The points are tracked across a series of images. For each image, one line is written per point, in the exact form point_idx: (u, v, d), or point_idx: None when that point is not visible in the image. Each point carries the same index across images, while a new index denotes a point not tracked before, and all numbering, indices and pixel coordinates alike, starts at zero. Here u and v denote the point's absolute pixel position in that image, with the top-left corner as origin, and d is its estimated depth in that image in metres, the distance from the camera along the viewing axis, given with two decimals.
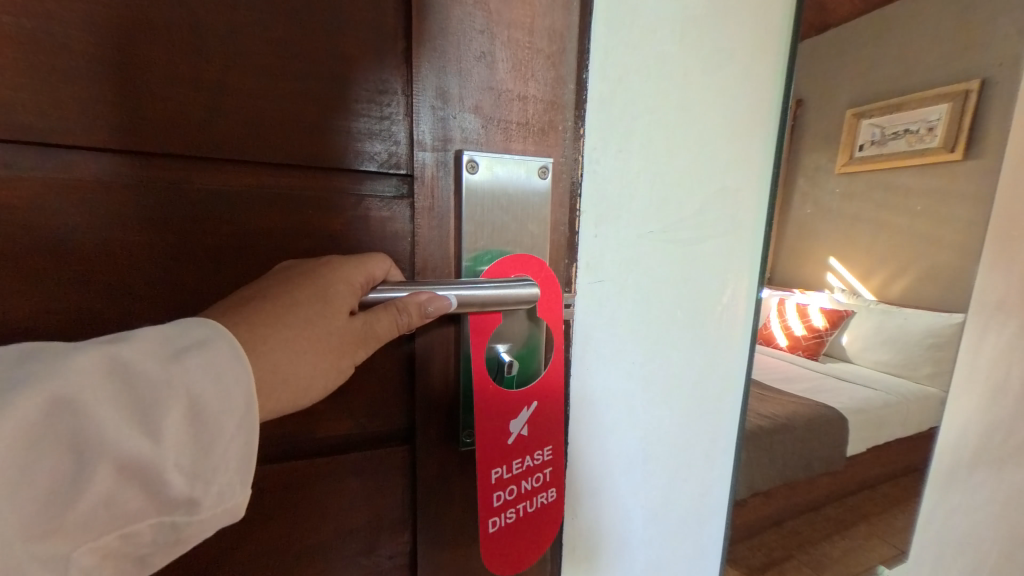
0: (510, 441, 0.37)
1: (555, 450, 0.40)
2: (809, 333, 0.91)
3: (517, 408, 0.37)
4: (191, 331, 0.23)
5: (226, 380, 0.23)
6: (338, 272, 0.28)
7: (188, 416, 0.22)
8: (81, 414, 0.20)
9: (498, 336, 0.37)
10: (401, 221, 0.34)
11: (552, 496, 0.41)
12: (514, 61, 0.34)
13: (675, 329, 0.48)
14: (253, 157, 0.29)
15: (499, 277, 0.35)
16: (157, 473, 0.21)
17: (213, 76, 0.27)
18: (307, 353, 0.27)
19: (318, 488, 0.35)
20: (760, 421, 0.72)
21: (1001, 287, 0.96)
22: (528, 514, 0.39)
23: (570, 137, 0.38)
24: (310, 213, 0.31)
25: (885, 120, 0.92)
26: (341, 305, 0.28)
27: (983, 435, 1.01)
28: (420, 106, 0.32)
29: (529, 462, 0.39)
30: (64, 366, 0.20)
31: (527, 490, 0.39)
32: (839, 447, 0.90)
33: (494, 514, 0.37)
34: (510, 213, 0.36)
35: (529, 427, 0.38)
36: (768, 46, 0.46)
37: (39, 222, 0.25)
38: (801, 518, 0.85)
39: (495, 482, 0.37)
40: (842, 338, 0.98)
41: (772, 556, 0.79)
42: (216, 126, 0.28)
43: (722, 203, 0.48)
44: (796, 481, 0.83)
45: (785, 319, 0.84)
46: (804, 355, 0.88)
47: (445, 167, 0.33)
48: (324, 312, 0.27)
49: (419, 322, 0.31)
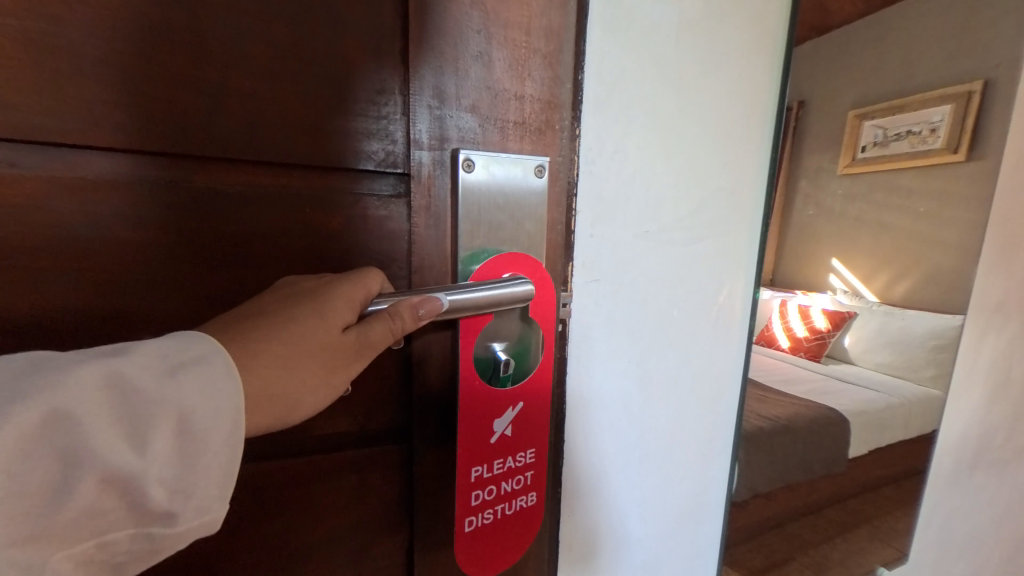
0: (492, 442, 0.38)
1: (538, 453, 0.41)
2: (810, 334, 0.91)
3: (501, 409, 0.38)
4: (190, 346, 0.24)
5: (218, 396, 0.23)
6: (337, 290, 0.29)
7: (177, 431, 0.23)
8: (73, 426, 0.20)
9: (494, 335, 0.38)
10: (398, 220, 0.34)
11: (533, 499, 0.42)
12: (510, 60, 0.35)
13: (671, 329, 0.49)
14: (251, 156, 0.29)
15: (491, 278, 0.36)
16: (141, 485, 0.21)
17: (213, 75, 0.28)
18: (300, 365, 0.27)
19: (314, 487, 0.35)
20: (760, 422, 0.71)
21: (999, 288, 0.96)
22: (507, 516, 0.40)
23: (566, 137, 0.38)
24: (308, 211, 0.31)
25: (888, 121, 0.92)
26: (337, 320, 0.28)
27: (985, 437, 1.01)
28: (418, 105, 0.32)
29: (510, 464, 0.40)
30: (66, 376, 0.21)
31: (506, 491, 0.40)
32: (841, 449, 0.89)
33: (470, 513, 0.38)
34: (506, 212, 0.36)
35: (512, 428, 0.39)
36: (765, 46, 0.46)
37: (43, 219, 0.26)
38: (802, 520, 0.85)
39: (474, 480, 0.38)
40: (847, 338, 0.98)
41: (773, 559, 0.79)
42: (215, 125, 0.28)
43: (720, 203, 0.48)
44: (797, 483, 0.83)
45: (786, 320, 0.83)
46: (805, 357, 0.88)
47: (442, 166, 0.34)
48: (320, 328, 0.27)
49: (412, 325, 0.31)
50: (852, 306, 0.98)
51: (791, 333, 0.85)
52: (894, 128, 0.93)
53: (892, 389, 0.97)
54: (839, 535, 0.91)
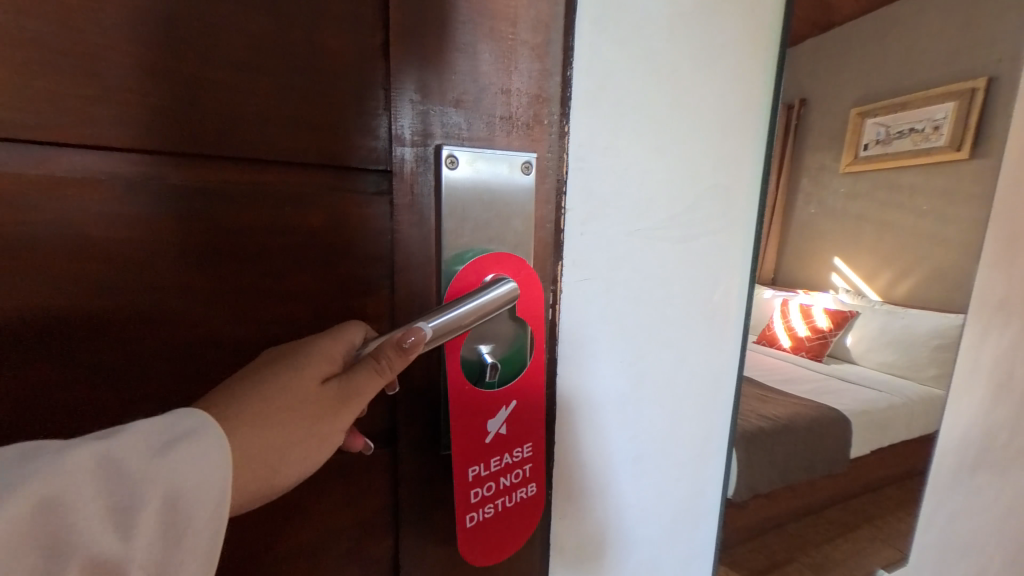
0: (486, 441, 0.37)
1: (535, 447, 0.40)
2: (813, 333, 0.89)
3: (493, 408, 0.37)
4: (177, 423, 0.24)
5: (205, 475, 0.23)
6: (318, 347, 0.28)
7: (163, 511, 0.22)
8: (60, 514, 0.20)
9: (481, 337, 0.37)
10: (381, 218, 0.33)
11: (533, 491, 0.41)
12: (496, 53, 0.34)
13: (666, 328, 0.48)
14: (229, 151, 0.29)
15: (475, 280, 0.35)
16: (122, 569, 0.21)
17: (187, 71, 0.27)
18: (286, 426, 0.26)
19: (302, 490, 0.35)
20: (760, 422, 0.70)
21: (1000, 286, 0.95)
22: (507, 510, 0.39)
23: (554, 132, 0.37)
24: (288, 209, 0.31)
25: (890, 118, 0.90)
26: (318, 377, 0.28)
27: (987, 438, 0.99)
28: (400, 99, 0.32)
29: (507, 459, 0.39)
30: (55, 464, 0.20)
31: (505, 486, 0.39)
32: (842, 448, 0.88)
33: (471, 510, 0.37)
34: (492, 210, 0.35)
35: (507, 425, 0.38)
36: (759, 38, 0.46)
37: (11, 217, 0.25)
38: (803, 520, 0.84)
39: (472, 479, 0.37)
40: (847, 338, 0.95)
41: (773, 559, 0.78)
42: (191, 120, 0.28)
43: (713, 201, 0.47)
44: (797, 483, 0.82)
45: (788, 319, 0.82)
46: (807, 357, 0.86)
47: (424, 163, 0.33)
48: (301, 388, 0.27)
49: (399, 362, 0.29)
50: (856, 305, 0.95)
51: (794, 333, 0.84)
52: (897, 126, 0.92)
53: (894, 388, 0.96)
54: (841, 535, 0.90)
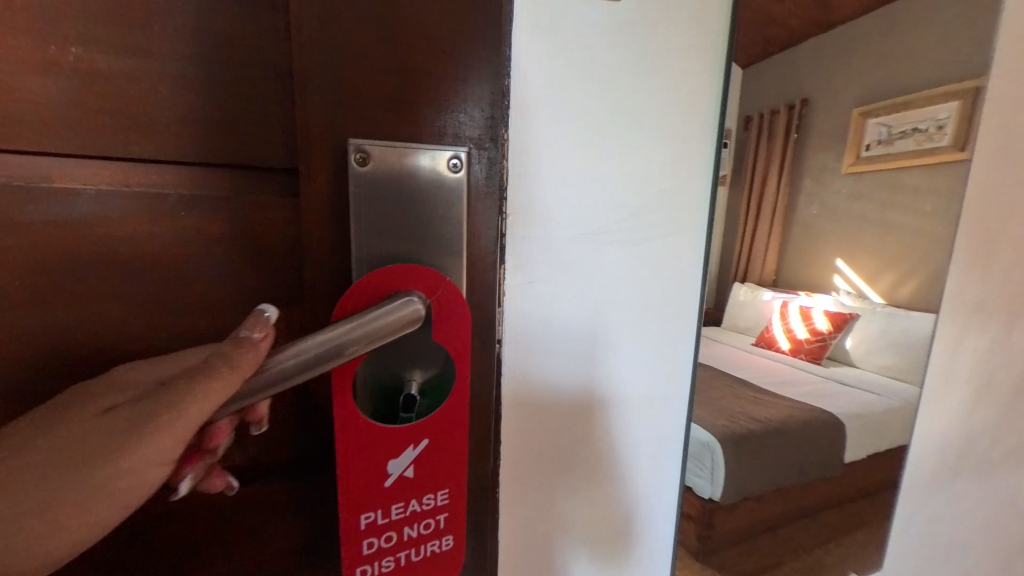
0: (388, 484, 0.34)
1: (454, 493, 0.37)
2: (811, 335, 1.17)
3: (398, 448, 0.34)
4: None
5: None
6: (120, 373, 0.27)
7: None
8: None
9: (396, 359, 0.34)
10: (285, 219, 0.31)
11: (449, 544, 0.37)
12: (412, 33, 0.31)
13: (616, 331, 0.48)
14: (110, 146, 0.27)
15: (376, 298, 0.32)
16: None
17: (57, 59, 0.25)
18: (76, 453, 0.25)
19: (203, 522, 0.33)
20: (730, 426, 0.85)
21: (973, 295, 0.87)
22: (414, 564, 0.36)
23: (487, 126, 0.34)
24: (173, 210, 0.28)
25: (891, 119, 1.03)
26: (106, 400, 0.27)
27: (967, 450, 0.91)
28: (302, 89, 0.29)
29: (415, 507, 0.35)
30: None
31: (411, 537, 0.36)
32: (826, 455, 0.98)
33: (364, 563, 0.34)
34: (412, 211, 0.32)
35: (414, 469, 0.34)
36: (706, 43, 0.46)
37: None
38: (786, 517, 0.95)
39: (367, 527, 0.34)
40: (847, 340, 1.13)
41: (753, 548, 0.91)
42: (66, 113, 0.26)
43: (662, 201, 0.48)
44: (781, 484, 0.94)
45: (785, 321, 1.15)
46: (806, 357, 1.15)
47: (333, 157, 0.30)
48: (85, 413, 0.26)
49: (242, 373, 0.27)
50: (857, 307, 1.11)
51: (790, 333, 1.17)
52: (899, 126, 1.03)
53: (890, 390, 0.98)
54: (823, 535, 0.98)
